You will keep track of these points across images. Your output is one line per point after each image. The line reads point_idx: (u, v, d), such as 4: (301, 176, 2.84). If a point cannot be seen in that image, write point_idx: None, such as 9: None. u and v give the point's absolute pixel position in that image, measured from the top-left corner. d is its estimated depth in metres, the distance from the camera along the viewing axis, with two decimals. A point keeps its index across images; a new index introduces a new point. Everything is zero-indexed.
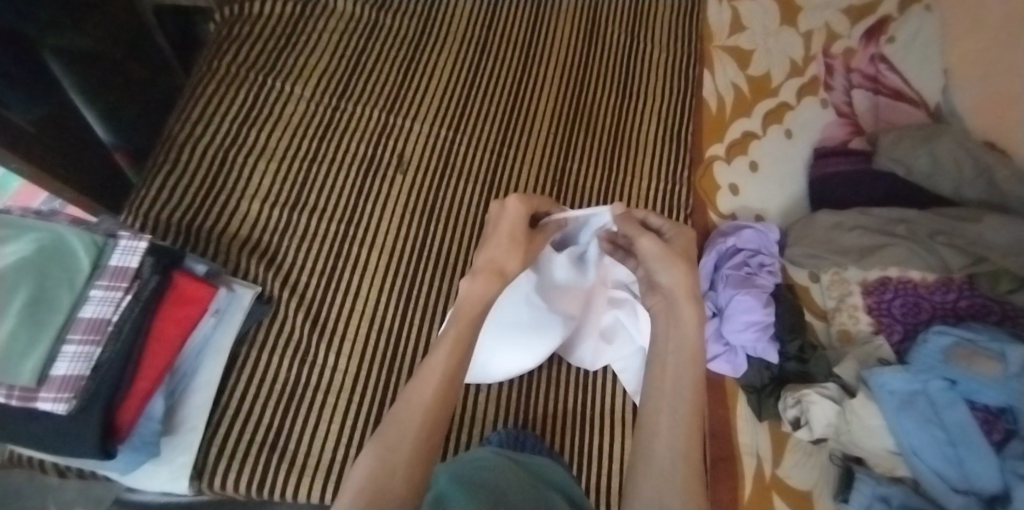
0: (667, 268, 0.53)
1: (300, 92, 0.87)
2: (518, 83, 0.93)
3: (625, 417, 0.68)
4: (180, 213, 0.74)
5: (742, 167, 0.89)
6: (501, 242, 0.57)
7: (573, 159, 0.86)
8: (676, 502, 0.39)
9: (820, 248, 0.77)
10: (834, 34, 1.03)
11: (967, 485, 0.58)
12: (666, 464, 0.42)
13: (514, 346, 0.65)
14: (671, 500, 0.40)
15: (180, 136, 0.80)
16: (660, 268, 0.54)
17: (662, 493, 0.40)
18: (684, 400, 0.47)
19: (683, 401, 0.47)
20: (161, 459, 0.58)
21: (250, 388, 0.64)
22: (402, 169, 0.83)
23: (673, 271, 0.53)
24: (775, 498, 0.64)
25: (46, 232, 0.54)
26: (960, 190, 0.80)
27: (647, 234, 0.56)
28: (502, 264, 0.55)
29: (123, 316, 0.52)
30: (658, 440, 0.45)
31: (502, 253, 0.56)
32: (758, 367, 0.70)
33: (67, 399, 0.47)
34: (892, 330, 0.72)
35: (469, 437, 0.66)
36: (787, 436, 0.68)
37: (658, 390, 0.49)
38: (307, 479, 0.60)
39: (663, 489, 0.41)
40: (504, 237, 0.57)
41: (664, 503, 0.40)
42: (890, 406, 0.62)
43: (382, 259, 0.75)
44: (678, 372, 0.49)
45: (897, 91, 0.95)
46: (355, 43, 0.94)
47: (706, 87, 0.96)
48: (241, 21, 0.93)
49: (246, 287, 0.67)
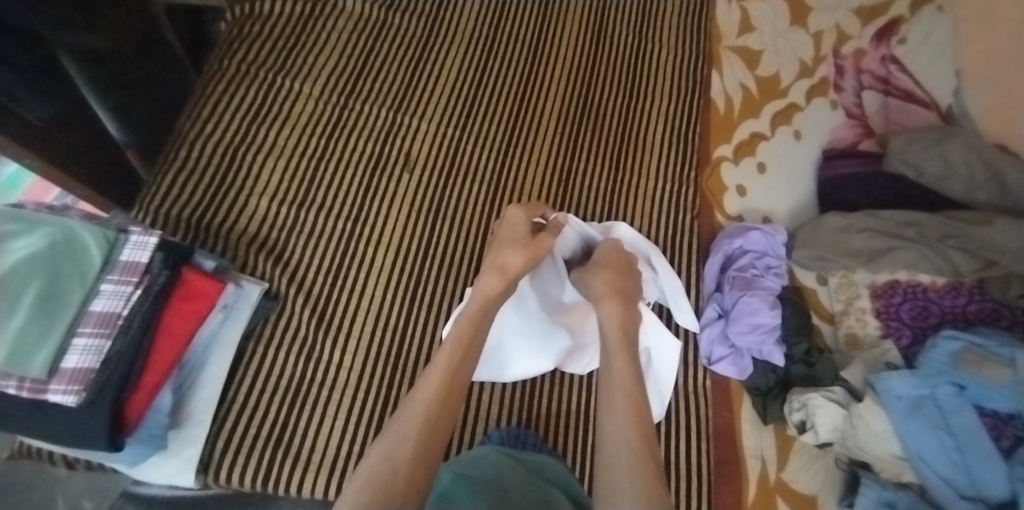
0: (584, 284, 0.65)
1: (308, 90, 0.88)
2: (525, 83, 0.93)
3: None
4: (189, 209, 0.74)
5: (749, 168, 0.89)
6: (500, 245, 0.61)
7: (579, 158, 0.86)
8: (624, 464, 0.43)
9: (829, 251, 0.76)
10: (844, 34, 1.02)
11: (975, 491, 0.57)
12: (617, 454, 0.45)
13: (518, 350, 0.66)
14: (620, 464, 0.43)
15: (190, 133, 0.80)
16: (580, 285, 0.66)
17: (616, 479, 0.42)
18: (622, 397, 0.50)
19: (619, 396, 0.51)
20: (168, 452, 0.59)
21: (256, 384, 0.65)
22: (408, 168, 0.83)
23: (591, 285, 0.63)
24: (779, 502, 0.63)
25: (59, 227, 0.55)
26: (971, 193, 0.79)
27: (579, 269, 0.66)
28: (503, 261, 0.58)
29: (133, 310, 0.53)
30: (606, 424, 0.48)
31: (503, 252, 0.59)
32: (764, 370, 0.70)
33: (77, 391, 0.48)
34: (900, 334, 0.71)
35: (472, 435, 0.66)
36: (792, 440, 0.67)
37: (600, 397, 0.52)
38: (312, 475, 0.60)
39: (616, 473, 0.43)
40: (505, 241, 0.61)
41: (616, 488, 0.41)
42: (898, 411, 0.61)
43: (388, 256, 0.76)
44: (612, 372, 0.54)
45: (908, 93, 0.94)
46: (363, 42, 0.94)
47: (714, 88, 0.96)
48: (251, 19, 0.94)
49: (253, 283, 0.68)
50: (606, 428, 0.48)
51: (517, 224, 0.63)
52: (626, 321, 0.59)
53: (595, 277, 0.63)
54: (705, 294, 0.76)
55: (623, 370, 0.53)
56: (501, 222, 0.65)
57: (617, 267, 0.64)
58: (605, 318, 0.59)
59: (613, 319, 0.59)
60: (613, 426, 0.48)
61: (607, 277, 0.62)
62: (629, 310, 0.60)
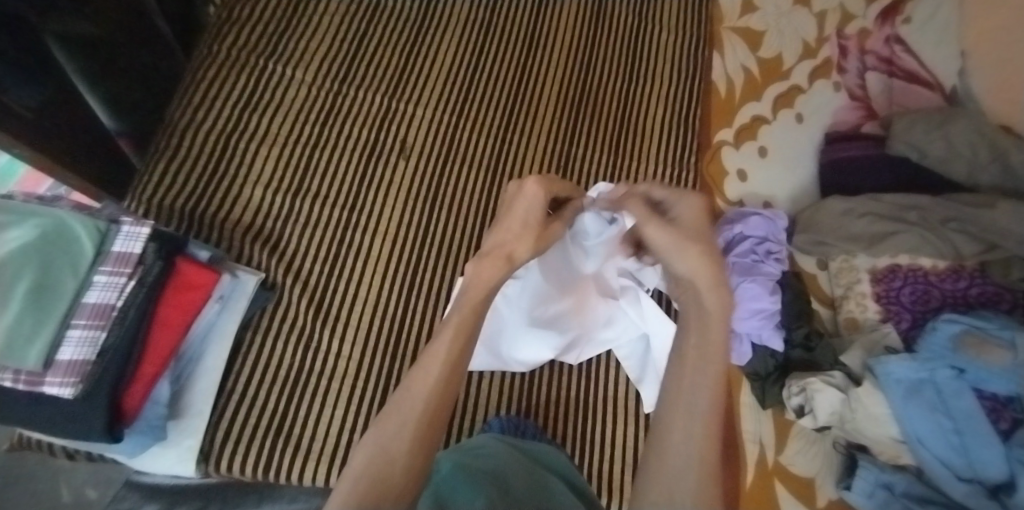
0: (682, 259, 0.44)
1: (300, 76, 0.86)
2: (522, 67, 0.92)
3: (607, 407, 0.68)
4: (181, 199, 0.73)
5: (751, 151, 0.88)
6: (511, 229, 0.50)
7: (577, 144, 0.85)
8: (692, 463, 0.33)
9: (830, 235, 0.75)
10: (848, 14, 1.00)
11: (972, 473, 0.57)
12: (678, 465, 0.34)
13: (516, 345, 0.66)
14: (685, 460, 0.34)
15: (181, 121, 0.79)
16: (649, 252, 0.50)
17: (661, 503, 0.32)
18: (708, 381, 0.37)
19: (701, 383, 0.37)
20: (168, 443, 0.59)
21: (255, 373, 0.65)
22: (404, 155, 0.82)
23: (679, 269, 0.44)
24: (777, 484, 0.64)
25: (48, 217, 0.54)
26: (974, 176, 0.78)
27: (655, 222, 0.47)
28: (511, 250, 0.49)
29: (127, 301, 0.53)
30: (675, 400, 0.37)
31: (512, 239, 0.50)
32: (763, 354, 0.69)
33: (73, 383, 0.48)
34: (900, 318, 0.71)
35: (472, 422, 0.66)
36: (790, 424, 0.68)
37: (677, 377, 0.39)
38: (313, 462, 0.61)
39: (677, 488, 0.33)
40: (517, 222, 0.51)
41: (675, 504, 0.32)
42: (897, 395, 0.61)
43: (386, 245, 0.75)
44: (700, 352, 0.39)
45: (912, 74, 0.93)
46: (356, 26, 0.92)
47: (715, 69, 0.94)
48: (240, 3, 0.91)
49: (249, 273, 0.67)
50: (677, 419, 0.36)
51: (535, 208, 0.51)
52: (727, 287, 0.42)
53: (686, 254, 0.44)
54: None
55: (715, 353, 0.39)
56: (516, 194, 0.52)
57: (710, 238, 0.46)
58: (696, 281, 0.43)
59: (712, 308, 0.41)
60: (682, 412, 0.36)
61: (708, 245, 0.45)
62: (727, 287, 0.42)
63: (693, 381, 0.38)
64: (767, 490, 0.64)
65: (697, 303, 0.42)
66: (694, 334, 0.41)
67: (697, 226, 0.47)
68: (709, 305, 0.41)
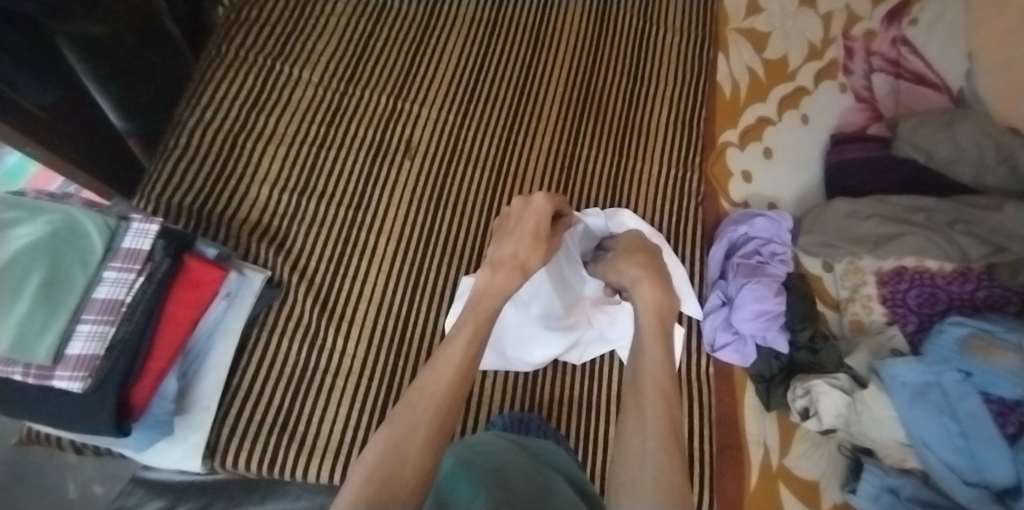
0: (614, 272, 0.61)
1: (307, 77, 0.87)
2: (527, 68, 0.92)
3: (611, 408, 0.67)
4: (189, 198, 0.74)
5: (756, 153, 0.88)
6: (522, 238, 0.56)
7: (582, 145, 0.85)
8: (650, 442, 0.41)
9: (835, 236, 0.75)
10: (855, 15, 1.00)
11: (979, 478, 0.57)
12: (637, 447, 0.41)
13: (523, 348, 0.67)
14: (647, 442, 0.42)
15: (189, 120, 0.80)
16: (608, 274, 0.63)
17: (635, 488, 0.38)
18: (655, 373, 0.48)
19: (648, 387, 0.47)
20: (175, 438, 0.59)
21: (260, 370, 0.65)
22: (409, 155, 0.82)
23: (624, 272, 0.59)
24: (781, 487, 0.64)
25: (60, 214, 0.55)
26: (981, 178, 0.78)
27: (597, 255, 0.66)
28: (524, 259, 0.55)
29: (136, 298, 0.53)
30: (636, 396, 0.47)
31: (524, 248, 0.55)
32: (767, 356, 0.69)
33: (83, 377, 0.48)
34: (906, 321, 0.70)
35: (475, 421, 0.66)
36: (795, 427, 0.68)
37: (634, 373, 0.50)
38: (317, 459, 0.61)
39: (638, 459, 0.40)
40: (528, 230, 0.57)
41: (635, 469, 0.40)
42: (903, 397, 0.61)
43: (390, 244, 0.76)
44: (643, 363, 0.50)
45: (918, 75, 0.92)
46: (363, 27, 0.93)
47: (720, 71, 0.95)
48: (248, 4, 0.92)
49: (256, 271, 0.68)
50: (633, 423, 0.44)
51: (545, 217, 0.58)
52: (663, 307, 0.55)
53: (626, 263, 0.60)
54: (710, 281, 0.75)
55: (657, 356, 0.50)
56: (524, 208, 0.59)
57: (643, 248, 0.63)
58: (639, 300, 0.55)
59: (649, 307, 0.54)
60: (640, 403, 0.46)
61: (647, 257, 0.61)
62: (663, 308, 0.54)
63: (644, 375, 0.49)
64: (771, 493, 0.63)
65: (638, 306, 0.55)
66: (642, 338, 0.53)
67: (631, 243, 0.64)
68: (646, 308, 0.54)
